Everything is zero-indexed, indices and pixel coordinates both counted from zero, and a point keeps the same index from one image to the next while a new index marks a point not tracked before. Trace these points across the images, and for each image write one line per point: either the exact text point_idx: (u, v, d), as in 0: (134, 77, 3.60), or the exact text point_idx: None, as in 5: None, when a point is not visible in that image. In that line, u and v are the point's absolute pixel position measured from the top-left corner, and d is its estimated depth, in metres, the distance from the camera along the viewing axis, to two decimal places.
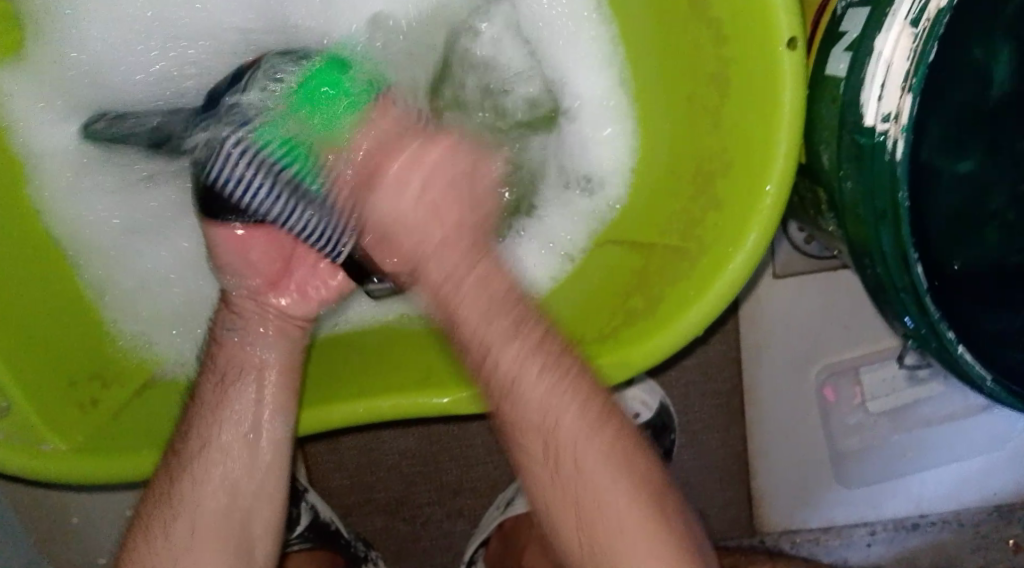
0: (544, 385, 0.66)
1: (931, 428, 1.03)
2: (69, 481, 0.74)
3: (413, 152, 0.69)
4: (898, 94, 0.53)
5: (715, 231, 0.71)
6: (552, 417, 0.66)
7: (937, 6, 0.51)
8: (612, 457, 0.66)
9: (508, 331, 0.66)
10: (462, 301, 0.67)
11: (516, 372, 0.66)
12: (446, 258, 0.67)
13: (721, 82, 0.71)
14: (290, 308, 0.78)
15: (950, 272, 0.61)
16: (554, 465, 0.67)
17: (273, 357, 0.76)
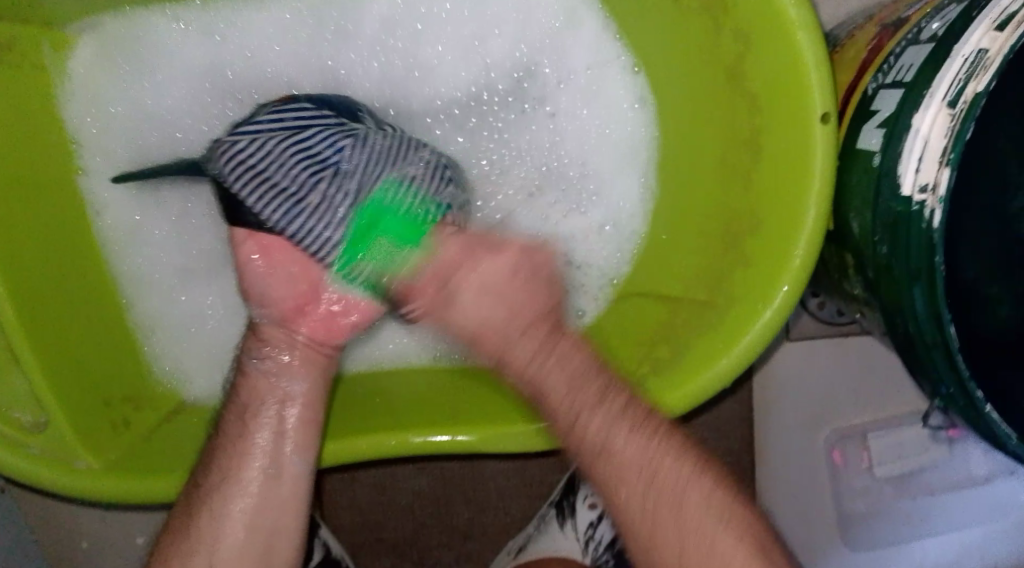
0: (635, 445, 0.69)
1: (936, 497, 1.05)
2: (102, 499, 0.75)
3: (490, 265, 0.71)
4: (936, 167, 0.57)
5: (744, 287, 0.74)
6: (652, 470, 0.69)
7: (973, 90, 0.55)
8: (715, 503, 0.68)
9: (593, 403, 0.69)
10: (547, 375, 0.69)
11: (606, 434, 0.69)
12: (528, 342, 0.69)
13: (753, 148, 0.75)
14: (315, 333, 0.80)
15: (985, 338, 0.63)
16: (654, 516, 0.69)
17: (299, 387, 0.77)
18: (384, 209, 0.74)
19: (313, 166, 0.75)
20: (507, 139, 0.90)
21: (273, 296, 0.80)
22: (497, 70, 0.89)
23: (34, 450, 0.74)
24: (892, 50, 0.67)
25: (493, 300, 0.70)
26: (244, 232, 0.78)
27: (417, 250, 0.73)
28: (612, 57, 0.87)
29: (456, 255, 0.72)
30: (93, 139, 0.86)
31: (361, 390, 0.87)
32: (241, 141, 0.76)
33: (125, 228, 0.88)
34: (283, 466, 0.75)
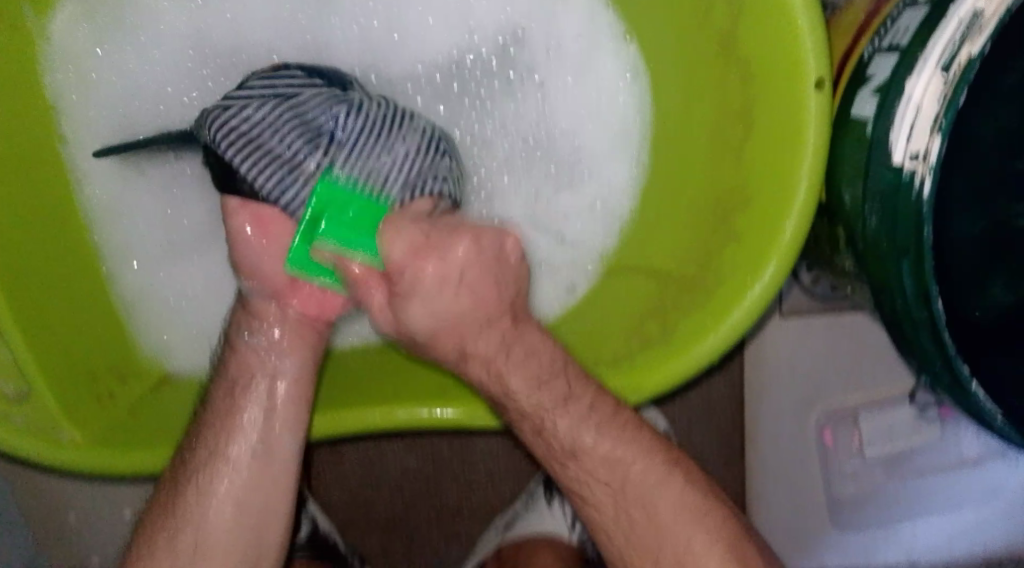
0: (605, 447, 0.73)
1: (925, 480, 1.05)
2: (87, 470, 0.75)
3: (462, 252, 0.69)
4: (927, 134, 0.56)
5: (733, 262, 0.74)
6: (619, 474, 0.73)
7: (968, 54, 0.54)
8: (685, 501, 0.73)
9: (558, 401, 0.72)
10: (510, 371, 0.71)
11: (575, 436, 0.73)
12: (489, 338, 0.71)
13: (745, 120, 0.74)
14: (309, 308, 0.76)
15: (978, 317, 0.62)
16: (630, 523, 0.73)
17: (291, 366, 0.75)
18: (342, 195, 0.71)
19: (310, 134, 0.75)
20: (490, 113, 0.89)
21: (264, 270, 0.75)
22: (482, 46, 0.88)
23: (17, 421, 0.74)
24: (889, 15, 0.66)
25: (473, 295, 0.70)
26: (238, 201, 0.76)
27: (368, 253, 0.70)
28: (604, 30, 0.86)
29: (412, 250, 0.68)
30: (79, 109, 0.85)
31: (349, 370, 0.85)
32: (234, 107, 0.75)
33: (111, 197, 0.87)
34: (274, 447, 0.73)
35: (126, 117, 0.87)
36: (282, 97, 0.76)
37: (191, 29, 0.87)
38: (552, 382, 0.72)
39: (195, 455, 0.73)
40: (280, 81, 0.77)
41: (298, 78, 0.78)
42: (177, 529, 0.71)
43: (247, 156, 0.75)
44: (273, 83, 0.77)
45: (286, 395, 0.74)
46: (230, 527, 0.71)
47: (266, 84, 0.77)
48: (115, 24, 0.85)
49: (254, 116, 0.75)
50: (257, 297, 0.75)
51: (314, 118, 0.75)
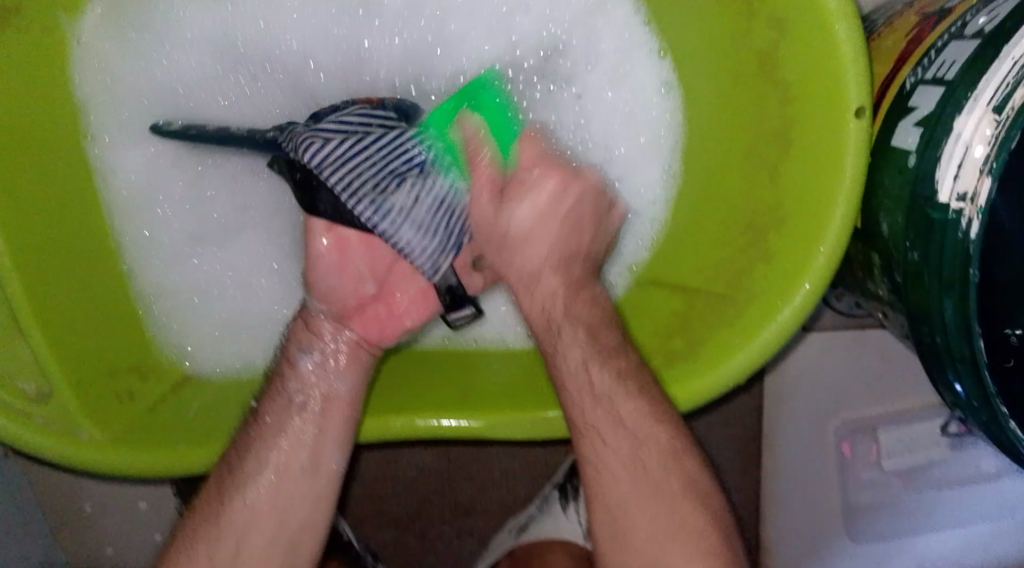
0: (631, 407, 0.70)
1: (943, 493, 1.03)
2: (107, 472, 0.74)
3: (553, 189, 0.73)
4: (977, 175, 0.55)
5: (764, 284, 0.73)
6: (638, 461, 0.70)
7: (1023, 97, 0.53)
8: (696, 524, 0.69)
9: (589, 383, 0.71)
10: (563, 318, 0.72)
11: (610, 391, 0.71)
12: (564, 273, 0.73)
13: (782, 140, 0.73)
14: (368, 331, 0.77)
15: (1016, 354, 0.61)
16: (644, 482, 0.70)
17: (344, 388, 0.75)
18: (444, 117, 0.75)
19: (401, 165, 0.72)
20: (534, 119, 0.87)
21: (335, 291, 0.77)
22: (522, 45, 0.85)
23: (37, 421, 0.73)
24: (933, 44, 0.64)
25: (559, 229, 0.73)
26: (323, 224, 0.75)
27: (507, 158, 0.74)
28: (640, 38, 0.84)
29: (537, 158, 0.74)
30: (107, 105, 0.84)
31: (410, 364, 0.85)
32: (337, 145, 0.70)
33: (132, 192, 0.86)
34: (314, 457, 0.73)
35: (161, 112, 0.85)
36: (373, 122, 0.74)
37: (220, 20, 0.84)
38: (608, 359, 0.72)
39: (241, 464, 0.73)
40: (364, 105, 0.76)
41: (389, 111, 0.77)
42: (206, 538, 0.71)
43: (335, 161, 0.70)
44: (360, 105, 0.76)
45: (314, 402, 0.74)
46: (253, 542, 0.71)
47: (351, 108, 0.75)
48: (142, 20, 0.83)
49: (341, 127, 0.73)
50: (318, 312, 0.77)
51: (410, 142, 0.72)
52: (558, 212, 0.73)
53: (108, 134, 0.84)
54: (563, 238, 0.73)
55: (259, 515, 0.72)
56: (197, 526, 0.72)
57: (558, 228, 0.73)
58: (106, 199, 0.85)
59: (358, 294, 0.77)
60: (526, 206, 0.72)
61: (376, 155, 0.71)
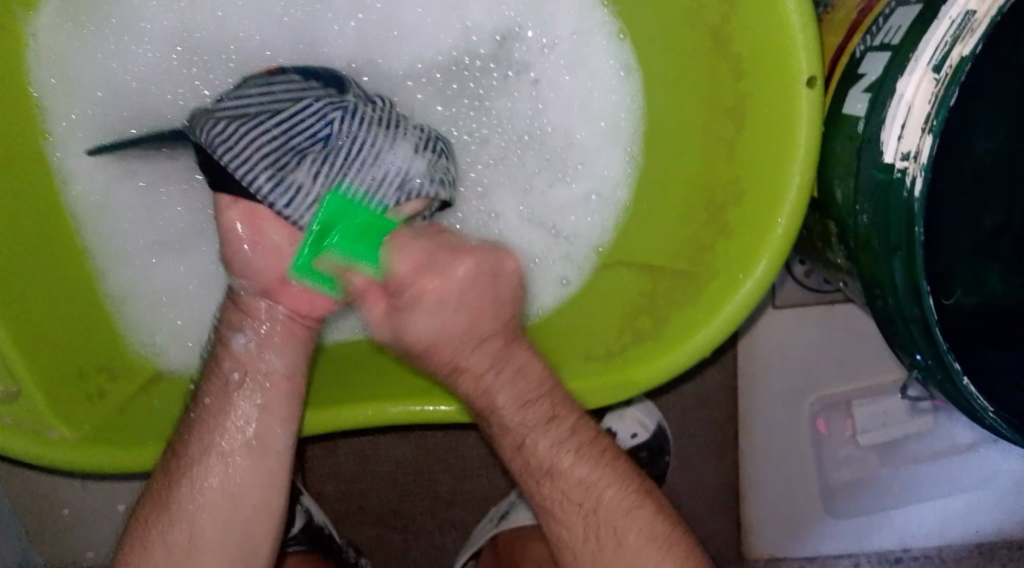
0: (584, 471, 0.74)
1: (917, 466, 1.05)
2: (77, 469, 0.74)
3: (462, 273, 0.71)
4: (919, 134, 0.55)
5: (724, 258, 0.73)
6: (594, 498, 0.74)
7: (959, 54, 0.53)
8: (655, 530, 0.74)
9: (544, 419, 0.73)
10: (498, 399, 0.72)
11: (552, 460, 0.74)
12: (484, 354, 0.72)
13: (737, 115, 0.73)
14: (299, 305, 0.75)
15: (968, 314, 0.62)
16: (597, 542, 0.73)
17: (280, 363, 0.74)
18: (345, 212, 0.73)
19: (306, 143, 0.73)
20: (488, 109, 0.88)
21: (254, 262, 0.74)
22: (479, 33, 0.86)
23: (6, 421, 0.73)
24: (881, 11, 0.65)
25: (469, 300, 0.71)
26: (229, 197, 0.74)
27: (373, 267, 0.72)
28: (596, 23, 0.85)
29: (411, 267, 0.71)
30: (68, 107, 0.84)
31: (349, 357, 0.85)
32: (236, 129, 0.72)
33: (94, 192, 0.86)
34: (275, 447, 0.73)
35: (121, 112, 0.86)
36: (271, 99, 0.74)
37: (175, 19, 0.85)
38: (537, 403, 0.73)
39: (193, 453, 0.72)
40: (263, 78, 0.76)
41: (291, 79, 0.76)
42: (171, 529, 0.71)
43: (233, 148, 0.72)
44: (259, 79, 0.76)
45: (270, 387, 0.73)
46: (219, 536, 0.71)
47: (252, 81, 0.76)
48: (97, 21, 0.83)
49: (239, 110, 0.74)
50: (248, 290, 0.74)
51: (311, 120, 0.73)
52: (477, 281, 0.72)
53: (70, 137, 0.84)
54: (485, 293, 0.72)
55: (228, 505, 0.71)
56: (161, 518, 0.71)
57: (460, 299, 0.71)
58: (68, 202, 0.85)
59: (280, 266, 0.74)
60: (435, 292, 0.70)
61: (276, 130, 0.72)
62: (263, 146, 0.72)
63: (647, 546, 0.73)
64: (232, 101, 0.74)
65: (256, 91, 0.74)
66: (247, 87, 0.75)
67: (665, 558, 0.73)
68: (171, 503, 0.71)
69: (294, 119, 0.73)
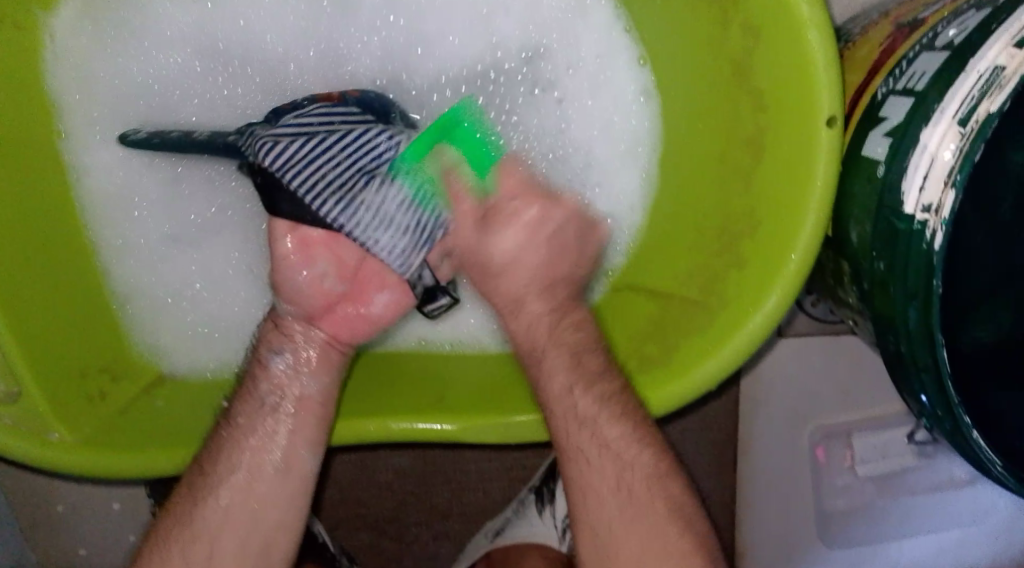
0: (618, 430, 0.72)
1: (914, 498, 1.05)
2: (76, 472, 0.74)
3: (536, 216, 0.71)
4: (941, 187, 0.55)
5: (735, 291, 0.73)
6: (620, 467, 0.72)
7: (985, 110, 0.53)
8: (676, 505, 0.72)
9: (568, 386, 0.72)
10: (546, 347, 0.73)
11: (593, 414, 0.72)
12: (546, 298, 0.73)
13: (756, 147, 0.73)
14: (337, 330, 0.76)
15: (980, 366, 0.62)
16: (624, 500, 0.72)
17: (316, 387, 0.75)
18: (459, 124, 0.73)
19: (372, 164, 0.73)
20: (514, 123, 0.87)
21: (304, 288, 0.76)
22: (504, 47, 0.86)
23: (6, 421, 0.72)
24: (905, 55, 0.65)
25: (536, 254, 0.71)
26: (280, 221, 0.75)
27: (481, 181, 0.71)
28: (619, 45, 0.84)
29: (517, 187, 0.71)
30: (84, 106, 0.84)
31: (383, 368, 0.85)
32: (300, 157, 0.72)
33: (107, 192, 0.85)
34: (281, 460, 0.73)
35: (136, 112, 0.85)
36: (338, 125, 0.74)
37: (196, 22, 0.84)
38: (585, 363, 0.73)
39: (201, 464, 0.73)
40: (324, 102, 0.78)
41: (353, 107, 0.77)
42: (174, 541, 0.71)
43: (297, 171, 0.72)
44: (323, 105, 0.76)
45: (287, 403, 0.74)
46: (222, 547, 0.71)
47: (316, 106, 0.76)
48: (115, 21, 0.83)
49: (303, 129, 0.73)
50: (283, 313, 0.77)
51: (378, 147, 0.73)
52: (542, 235, 0.71)
53: (86, 136, 0.84)
54: (562, 255, 0.72)
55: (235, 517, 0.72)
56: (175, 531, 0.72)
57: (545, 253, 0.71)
58: (80, 201, 0.84)
59: (325, 295, 0.76)
60: (501, 246, 0.71)
61: (341, 156, 0.72)
62: (333, 167, 0.72)
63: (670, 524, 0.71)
64: (292, 123, 0.74)
65: (320, 116, 0.75)
66: (310, 111, 0.76)
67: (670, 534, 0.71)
68: (183, 513, 0.72)
69: (362, 145, 0.73)
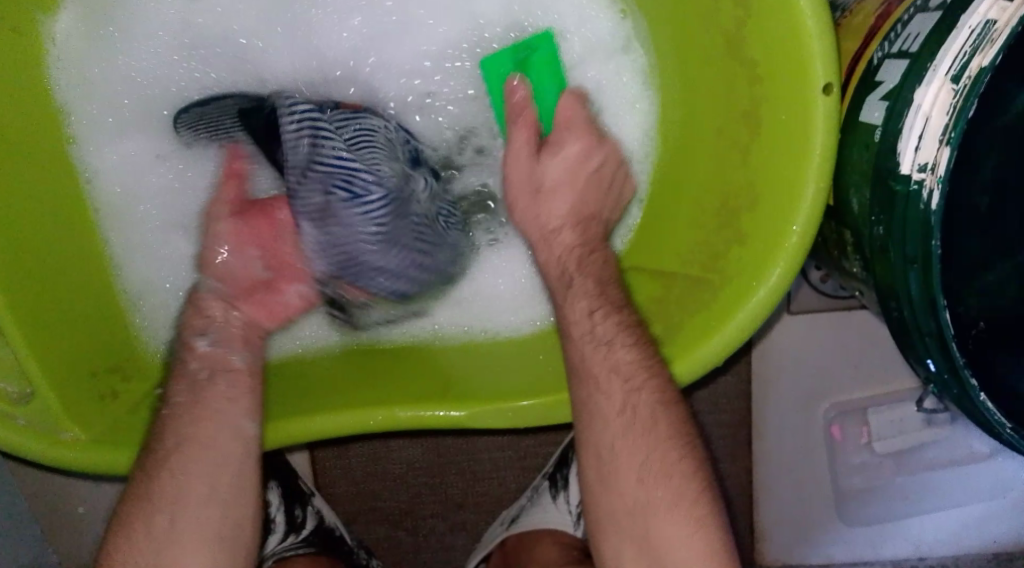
0: (628, 390, 0.70)
1: (933, 473, 1.04)
2: (93, 469, 0.75)
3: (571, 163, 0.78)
4: (936, 146, 0.54)
5: (738, 265, 0.73)
6: (626, 410, 0.70)
7: (979, 65, 0.53)
8: (675, 467, 0.69)
9: (586, 313, 0.72)
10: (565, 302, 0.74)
11: (612, 335, 0.71)
12: (571, 228, 0.77)
13: (752, 120, 0.72)
14: (255, 315, 0.82)
15: (986, 331, 0.61)
16: (635, 464, 0.69)
17: None
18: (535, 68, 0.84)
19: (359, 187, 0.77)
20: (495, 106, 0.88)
21: (229, 268, 0.82)
22: (492, 29, 0.86)
23: (20, 422, 0.74)
24: (900, 18, 0.64)
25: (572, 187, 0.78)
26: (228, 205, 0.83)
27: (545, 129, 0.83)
28: (614, 21, 0.84)
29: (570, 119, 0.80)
30: (85, 107, 0.84)
31: (319, 367, 0.85)
32: (309, 157, 0.77)
33: (108, 191, 0.85)
34: None
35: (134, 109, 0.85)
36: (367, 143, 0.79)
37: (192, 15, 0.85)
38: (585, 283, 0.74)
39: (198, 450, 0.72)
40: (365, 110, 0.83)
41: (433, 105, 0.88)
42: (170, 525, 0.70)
43: (299, 132, 0.78)
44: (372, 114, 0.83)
45: None
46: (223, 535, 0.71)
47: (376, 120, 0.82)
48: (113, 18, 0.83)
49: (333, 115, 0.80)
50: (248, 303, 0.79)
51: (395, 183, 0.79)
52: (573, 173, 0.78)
53: (84, 135, 0.84)
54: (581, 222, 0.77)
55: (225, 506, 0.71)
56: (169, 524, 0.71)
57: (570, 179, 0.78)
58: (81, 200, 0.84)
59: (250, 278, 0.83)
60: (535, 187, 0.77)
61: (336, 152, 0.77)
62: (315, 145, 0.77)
63: (665, 480, 0.69)
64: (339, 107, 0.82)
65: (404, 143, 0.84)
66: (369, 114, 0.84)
67: (693, 489, 0.69)
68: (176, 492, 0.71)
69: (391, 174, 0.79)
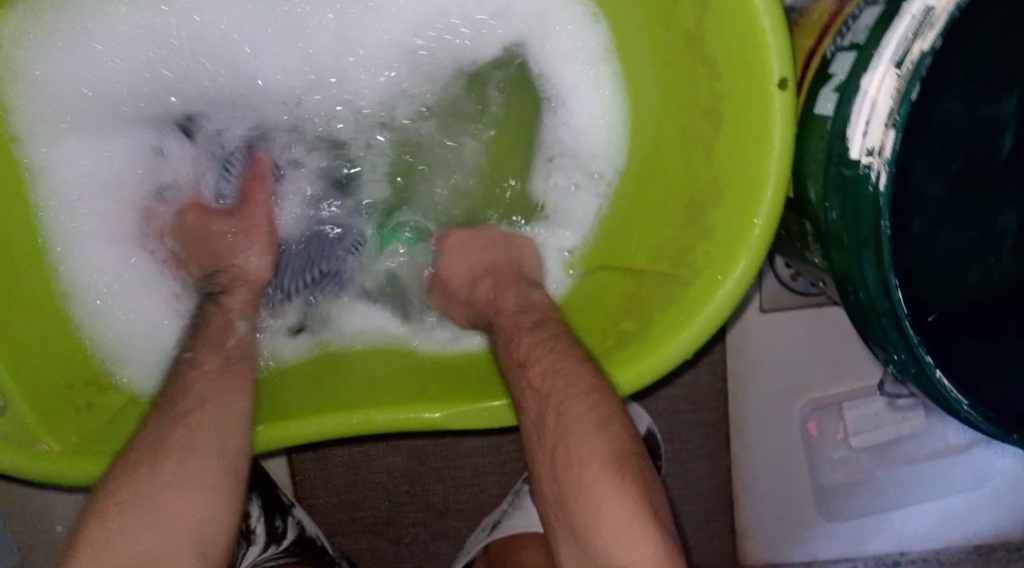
0: (541, 372, 0.71)
1: (912, 467, 1.05)
2: (67, 482, 0.74)
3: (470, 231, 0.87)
4: (882, 129, 0.56)
5: (705, 258, 0.73)
6: (552, 403, 0.68)
7: (920, 49, 0.55)
8: (602, 448, 0.65)
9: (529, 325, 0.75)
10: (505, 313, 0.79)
11: (529, 355, 0.72)
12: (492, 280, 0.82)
13: (714, 117, 0.74)
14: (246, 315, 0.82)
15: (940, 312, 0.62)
16: (553, 454, 0.67)
17: None
18: None
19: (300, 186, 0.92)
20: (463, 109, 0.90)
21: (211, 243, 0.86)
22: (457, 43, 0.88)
23: None
24: (851, 12, 0.65)
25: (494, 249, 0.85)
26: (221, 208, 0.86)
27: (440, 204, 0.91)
28: (581, 21, 0.84)
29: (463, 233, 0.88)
30: (39, 116, 0.81)
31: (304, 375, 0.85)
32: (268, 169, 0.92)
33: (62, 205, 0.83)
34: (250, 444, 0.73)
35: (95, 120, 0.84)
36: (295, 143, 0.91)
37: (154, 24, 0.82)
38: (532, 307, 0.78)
39: None
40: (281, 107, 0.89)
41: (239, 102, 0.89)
42: None
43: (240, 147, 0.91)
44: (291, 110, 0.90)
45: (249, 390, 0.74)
46: None
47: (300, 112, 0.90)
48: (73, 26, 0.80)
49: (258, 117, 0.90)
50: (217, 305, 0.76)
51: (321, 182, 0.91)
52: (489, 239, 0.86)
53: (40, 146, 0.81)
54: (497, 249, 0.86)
55: None
56: None
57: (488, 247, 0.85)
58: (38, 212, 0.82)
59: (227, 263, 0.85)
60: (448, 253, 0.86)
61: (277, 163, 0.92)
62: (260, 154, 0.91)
63: (593, 453, 0.65)
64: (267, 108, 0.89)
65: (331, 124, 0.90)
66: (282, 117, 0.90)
67: (603, 456, 0.65)
68: None
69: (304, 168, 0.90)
